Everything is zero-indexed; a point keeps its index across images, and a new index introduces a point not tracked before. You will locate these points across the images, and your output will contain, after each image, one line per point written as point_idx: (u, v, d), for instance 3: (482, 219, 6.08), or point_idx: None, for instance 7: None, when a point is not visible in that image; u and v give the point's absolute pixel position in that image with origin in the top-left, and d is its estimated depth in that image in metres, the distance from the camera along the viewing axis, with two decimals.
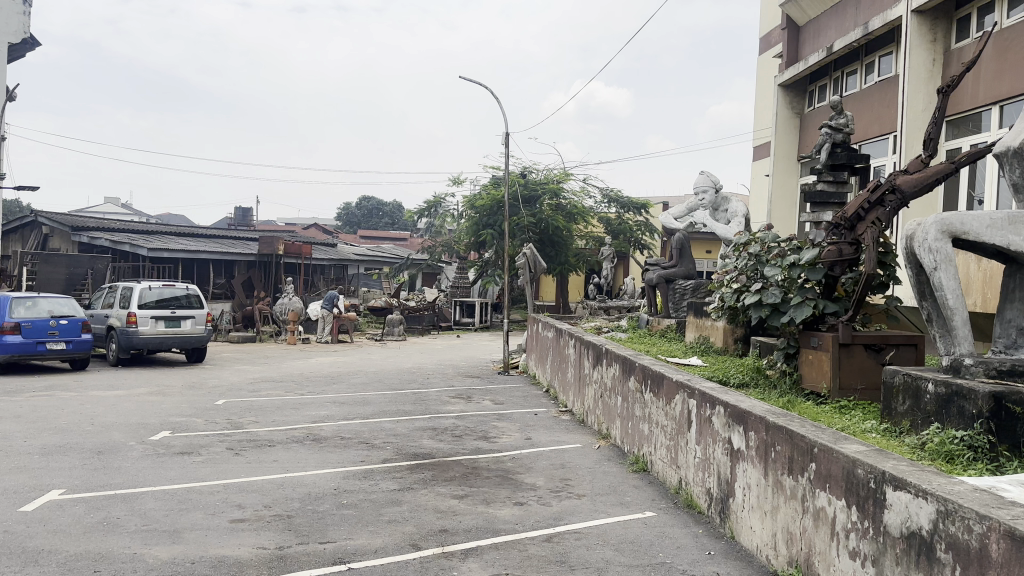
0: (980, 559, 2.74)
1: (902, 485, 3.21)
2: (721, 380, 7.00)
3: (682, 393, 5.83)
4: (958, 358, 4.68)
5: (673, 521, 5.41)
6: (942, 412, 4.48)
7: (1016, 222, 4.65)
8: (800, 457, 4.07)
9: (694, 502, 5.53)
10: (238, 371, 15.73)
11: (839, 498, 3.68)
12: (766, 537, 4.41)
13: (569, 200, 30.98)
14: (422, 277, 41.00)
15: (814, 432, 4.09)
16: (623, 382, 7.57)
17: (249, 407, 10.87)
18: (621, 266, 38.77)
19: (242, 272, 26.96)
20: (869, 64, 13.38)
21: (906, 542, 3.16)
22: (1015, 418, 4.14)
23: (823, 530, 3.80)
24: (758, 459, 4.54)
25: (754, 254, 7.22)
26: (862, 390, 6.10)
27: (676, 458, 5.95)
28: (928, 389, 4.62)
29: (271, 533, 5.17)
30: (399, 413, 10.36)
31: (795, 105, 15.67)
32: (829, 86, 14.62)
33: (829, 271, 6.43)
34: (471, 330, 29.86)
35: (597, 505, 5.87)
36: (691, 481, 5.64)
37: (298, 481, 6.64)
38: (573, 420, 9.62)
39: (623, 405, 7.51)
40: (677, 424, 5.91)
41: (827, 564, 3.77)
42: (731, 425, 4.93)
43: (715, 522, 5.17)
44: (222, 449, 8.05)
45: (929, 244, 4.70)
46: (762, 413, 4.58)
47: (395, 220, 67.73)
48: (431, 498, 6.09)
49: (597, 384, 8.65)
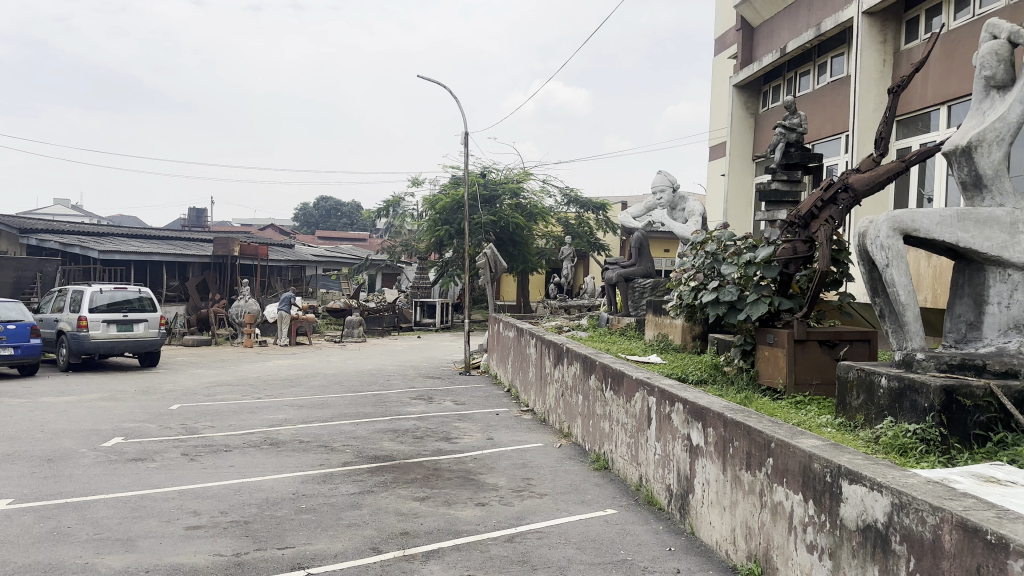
0: (934, 550, 2.79)
1: (857, 479, 3.26)
2: (680, 377, 7.04)
3: (642, 391, 5.86)
4: (911, 354, 4.80)
5: (634, 518, 5.44)
6: (895, 407, 4.58)
7: (965, 219, 4.74)
8: (757, 452, 4.11)
9: (655, 499, 5.57)
10: (194, 375, 15.41)
11: (796, 492, 3.73)
12: (725, 532, 4.45)
13: (528, 199, 31.02)
14: (382, 278, 40.68)
15: (771, 427, 4.14)
16: (583, 380, 7.59)
17: (206, 412, 10.64)
18: (581, 265, 38.94)
19: (197, 275, 26.42)
20: (821, 65, 13.65)
21: (861, 534, 3.21)
22: (965, 411, 4.26)
23: (781, 524, 3.85)
24: (716, 454, 4.59)
25: (711, 253, 7.32)
26: (817, 385, 6.20)
27: (637, 455, 5.98)
28: (881, 384, 4.71)
29: (227, 540, 5.06)
30: (359, 415, 10.25)
31: (750, 106, 15.93)
32: (783, 86, 14.89)
33: (783, 269, 6.52)
34: (432, 330, 29.72)
35: (559, 503, 5.88)
36: (651, 478, 5.68)
37: (256, 486, 6.52)
38: (535, 420, 9.62)
39: (584, 403, 7.54)
40: (638, 422, 5.94)
41: (784, 557, 3.82)
42: (690, 421, 4.97)
43: (675, 518, 5.21)
44: (178, 455, 7.86)
45: (881, 241, 4.82)
46: (720, 409, 4.63)
47: (354, 221, 67.06)
48: (391, 501, 6.02)
49: (558, 383, 8.67)
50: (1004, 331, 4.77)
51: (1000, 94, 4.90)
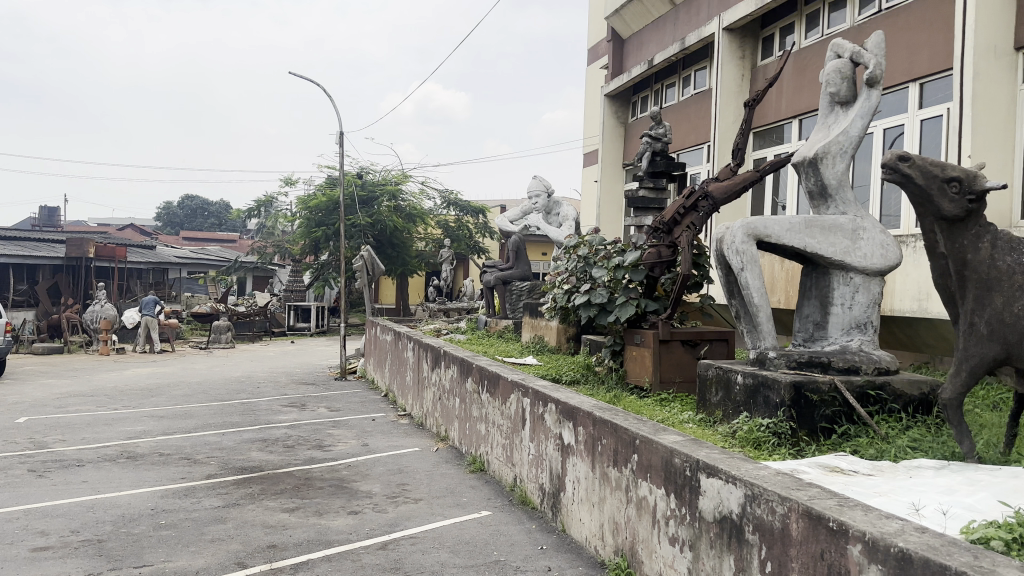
0: (782, 537, 2.98)
1: (714, 472, 3.42)
2: (553, 378, 7.14)
3: (517, 392, 5.92)
4: (764, 352, 5.11)
5: (508, 518, 5.48)
6: (750, 402, 4.85)
7: (811, 225, 5.07)
8: (624, 449, 4.24)
9: (528, 499, 5.65)
10: (43, 386, 14.26)
11: (659, 487, 3.88)
12: (594, 528, 4.57)
13: (407, 201, 30.75)
14: (254, 281, 39.17)
15: (637, 424, 4.28)
16: (459, 383, 7.59)
17: (55, 425, 9.87)
18: (461, 268, 38.98)
19: (48, 277, 24.48)
20: (686, 77, 14.31)
21: (718, 525, 3.37)
22: (812, 405, 4.57)
23: (646, 518, 3.98)
24: (587, 453, 4.69)
25: (583, 257, 7.49)
26: (680, 383, 6.47)
27: (511, 455, 6.03)
28: (738, 381, 4.98)
29: (76, 562, 4.70)
30: (227, 424, 9.81)
31: (621, 114, 16.49)
32: (652, 97, 15.50)
33: (649, 272, 6.80)
34: (308, 335, 28.89)
35: (434, 507, 5.85)
36: (525, 478, 5.76)
37: (110, 503, 6.10)
38: (412, 424, 9.53)
39: (461, 406, 7.55)
40: (512, 423, 6.00)
41: (649, 550, 3.96)
42: (562, 421, 5.06)
43: (548, 516, 5.29)
44: (21, 472, 7.24)
45: (737, 246, 5.12)
46: (590, 408, 4.74)
47: (225, 221, 64.22)
48: (259, 512, 5.79)
49: (435, 386, 8.63)
50: (846, 330, 5.15)
51: (843, 110, 5.31)
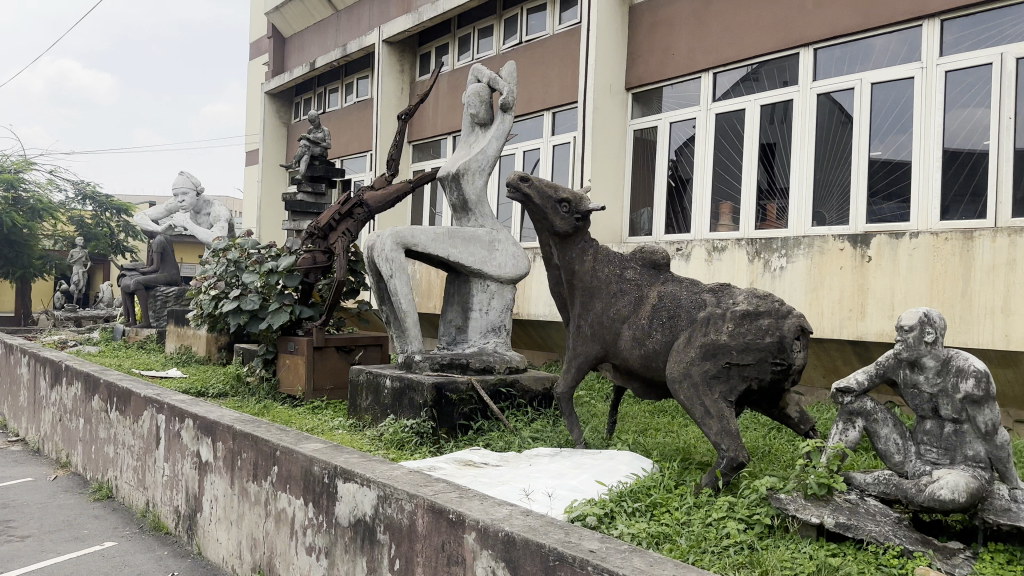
0: (409, 534, 3.13)
1: (349, 477, 3.47)
2: (199, 392, 6.75)
3: (151, 409, 5.39)
4: (410, 356, 5.37)
5: (136, 547, 4.98)
6: (396, 404, 5.10)
7: (454, 237, 5.44)
8: (264, 462, 4.10)
9: (162, 523, 5.20)
10: None
11: (298, 496, 3.82)
12: (231, 546, 4.36)
13: (29, 192, 26.51)
14: None
15: (277, 435, 4.16)
16: (84, 402, 6.71)
17: None
18: (100, 271, 34.66)
19: None
20: (347, 85, 14.40)
21: (352, 529, 3.43)
22: (451, 404, 4.99)
23: (284, 530, 3.90)
24: (225, 468, 4.45)
25: (234, 260, 7.34)
26: (332, 389, 6.49)
27: (144, 477, 5.50)
28: (386, 384, 5.22)
29: None
30: None
31: (282, 115, 16.10)
32: (314, 100, 15.36)
33: (305, 278, 6.71)
34: None
35: (44, 545, 5.09)
36: (159, 501, 5.28)
37: None
38: (22, 451, 8.20)
39: (86, 427, 6.69)
40: (146, 443, 5.47)
41: (286, 562, 3.89)
42: (200, 437, 4.74)
43: (183, 540, 4.92)
44: None
45: (387, 254, 5.33)
46: (230, 421, 4.50)
47: None
48: None
49: (54, 407, 7.56)
50: (484, 334, 5.61)
51: (482, 130, 5.77)
